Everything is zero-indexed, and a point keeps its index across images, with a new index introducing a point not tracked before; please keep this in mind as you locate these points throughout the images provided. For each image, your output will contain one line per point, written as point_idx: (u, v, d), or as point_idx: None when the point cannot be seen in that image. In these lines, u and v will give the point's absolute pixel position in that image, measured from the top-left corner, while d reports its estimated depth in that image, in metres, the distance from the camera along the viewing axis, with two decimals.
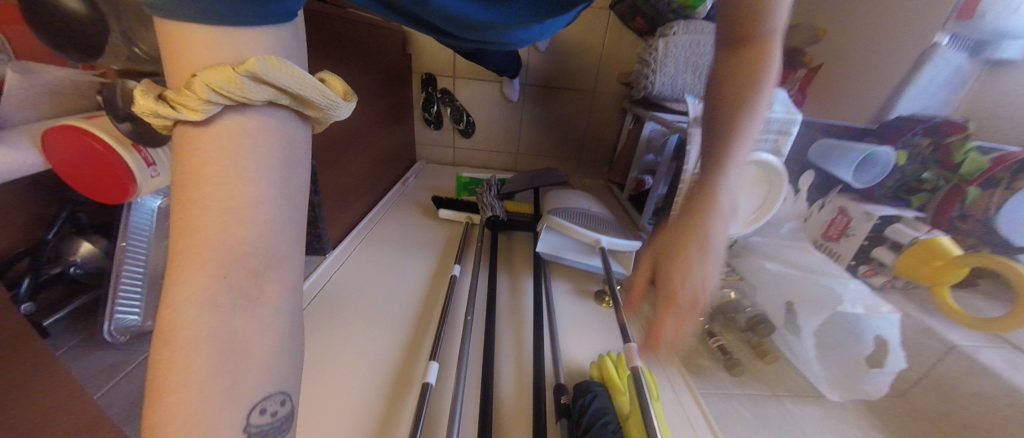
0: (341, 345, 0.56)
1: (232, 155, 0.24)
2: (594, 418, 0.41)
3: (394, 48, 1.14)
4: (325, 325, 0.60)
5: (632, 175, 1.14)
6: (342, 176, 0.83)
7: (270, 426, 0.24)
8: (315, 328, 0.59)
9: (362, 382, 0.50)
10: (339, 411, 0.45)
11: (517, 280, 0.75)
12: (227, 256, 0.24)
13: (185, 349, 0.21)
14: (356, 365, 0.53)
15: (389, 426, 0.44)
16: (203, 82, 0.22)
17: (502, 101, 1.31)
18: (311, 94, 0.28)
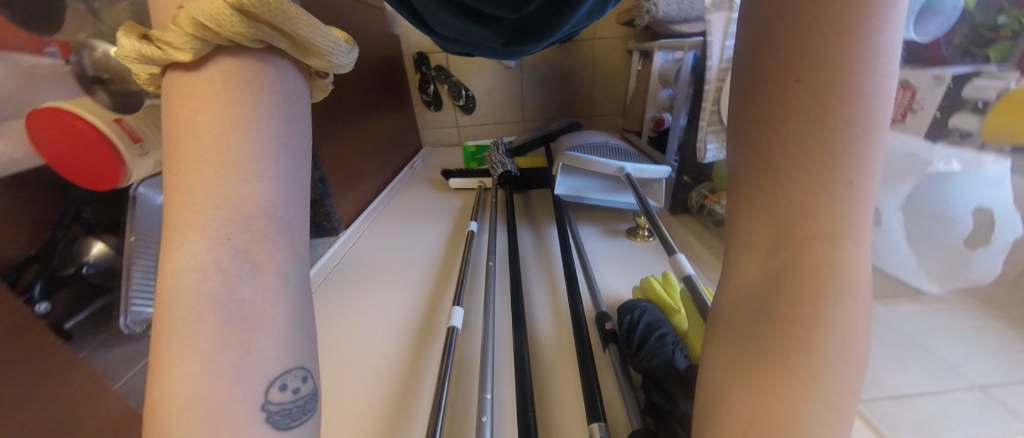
0: (360, 311, 0.53)
1: (221, 95, 0.20)
2: (647, 333, 0.36)
3: (381, 28, 1.10)
4: (343, 295, 0.57)
5: (648, 115, 1.05)
6: (344, 154, 0.79)
7: (294, 406, 0.19)
8: (333, 298, 0.57)
9: (385, 337, 0.47)
10: (363, 367, 0.42)
11: (539, 231, 0.70)
12: (228, 215, 0.19)
13: (179, 323, 0.17)
14: (376, 325, 0.49)
15: (418, 371, 0.41)
16: (192, 16, 0.18)
17: (499, 68, 1.26)
18: (311, 36, 0.23)
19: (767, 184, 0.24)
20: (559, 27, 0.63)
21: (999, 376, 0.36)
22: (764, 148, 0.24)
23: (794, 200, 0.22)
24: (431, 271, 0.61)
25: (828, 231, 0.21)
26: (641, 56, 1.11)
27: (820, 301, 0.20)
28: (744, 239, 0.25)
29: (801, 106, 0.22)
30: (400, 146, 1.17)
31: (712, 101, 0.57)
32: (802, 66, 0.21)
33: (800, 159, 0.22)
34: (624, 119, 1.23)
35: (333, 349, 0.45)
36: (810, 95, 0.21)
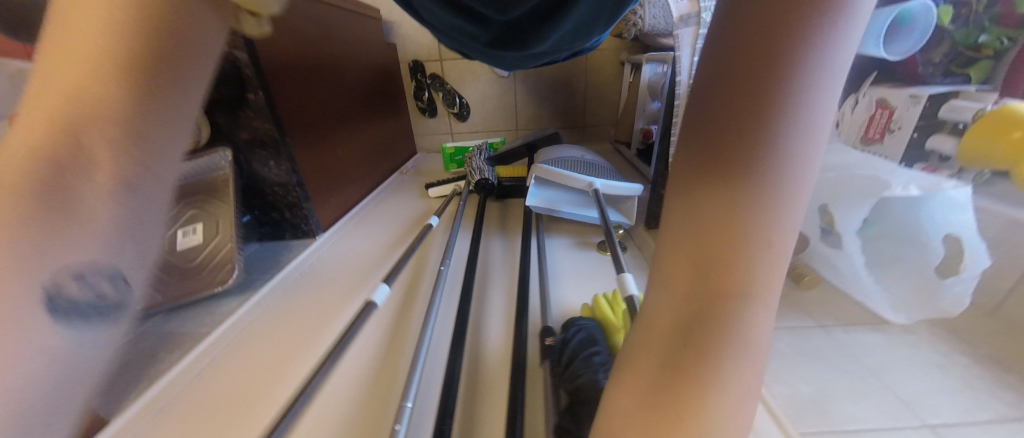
0: (293, 309, 0.57)
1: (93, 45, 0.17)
2: (579, 349, 0.36)
3: (378, 36, 1.12)
4: (284, 297, 0.60)
5: (637, 127, 1.04)
6: (328, 158, 0.81)
7: (87, 303, 0.18)
8: (272, 300, 0.60)
9: (297, 338, 0.50)
10: (262, 367, 0.46)
11: (510, 241, 0.70)
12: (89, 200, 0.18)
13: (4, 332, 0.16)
14: (303, 325, 0.53)
15: (287, 370, 0.45)
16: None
17: (493, 77, 1.28)
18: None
19: (693, 219, 0.22)
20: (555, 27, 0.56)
21: (962, 416, 0.34)
22: (699, 182, 0.22)
23: (715, 239, 0.21)
24: (369, 275, 0.64)
25: (738, 277, 0.21)
26: (632, 69, 1.11)
27: (725, 344, 0.20)
28: (665, 274, 0.24)
29: (740, 142, 0.20)
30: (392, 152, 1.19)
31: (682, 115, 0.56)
32: (744, 100, 0.20)
33: (727, 201, 0.21)
34: (616, 131, 1.23)
35: (252, 348, 0.49)
36: (750, 133, 0.20)
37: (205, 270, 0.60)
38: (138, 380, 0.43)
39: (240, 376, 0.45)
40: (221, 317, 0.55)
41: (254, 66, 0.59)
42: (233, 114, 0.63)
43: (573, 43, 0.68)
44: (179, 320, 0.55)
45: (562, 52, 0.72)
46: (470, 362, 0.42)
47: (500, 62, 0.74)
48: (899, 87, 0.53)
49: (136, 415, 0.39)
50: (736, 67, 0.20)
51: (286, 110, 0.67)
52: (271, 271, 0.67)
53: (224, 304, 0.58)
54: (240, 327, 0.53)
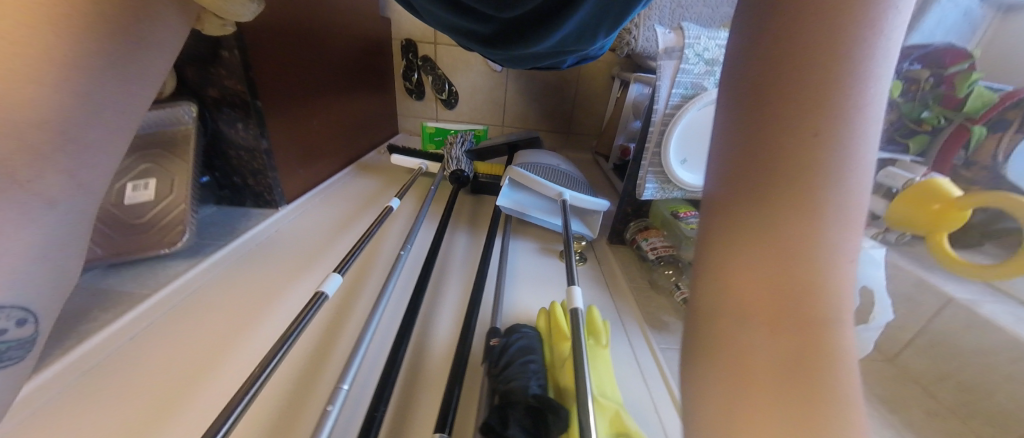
0: (248, 276, 0.56)
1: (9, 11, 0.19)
2: (516, 355, 0.39)
3: (372, 7, 1.08)
4: (239, 265, 0.59)
5: (617, 143, 1.07)
6: (302, 128, 0.78)
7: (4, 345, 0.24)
8: (224, 269, 0.57)
9: (241, 309, 0.49)
10: (194, 337, 0.44)
11: (476, 238, 0.70)
12: None
13: None
14: (250, 297, 0.52)
15: (212, 342, 0.44)
16: None
17: (486, 70, 1.26)
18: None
19: (757, 235, 0.16)
20: (553, 37, 0.49)
21: None
22: (755, 182, 0.17)
23: (795, 258, 0.15)
24: (329, 251, 0.64)
25: (832, 303, 0.15)
26: (621, 85, 1.13)
27: (843, 395, 0.14)
28: (718, 312, 0.17)
29: (814, 117, 0.15)
30: (371, 129, 1.15)
31: (655, 142, 0.58)
32: (809, 59, 0.15)
33: (807, 206, 0.15)
34: (598, 143, 1.26)
35: (194, 314, 0.48)
36: (826, 106, 0.15)
37: (154, 228, 0.57)
38: (65, 335, 0.41)
39: (174, 344, 0.43)
40: (164, 279, 0.52)
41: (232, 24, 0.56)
42: (203, 69, 0.59)
43: (577, 49, 0.59)
44: (118, 277, 0.52)
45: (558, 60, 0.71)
46: (415, 354, 0.42)
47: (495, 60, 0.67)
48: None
49: (61, 373, 0.37)
50: (790, 18, 0.15)
51: (263, 73, 0.64)
52: (226, 238, 0.64)
53: (170, 266, 0.56)
54: (185, 291, 0.51)
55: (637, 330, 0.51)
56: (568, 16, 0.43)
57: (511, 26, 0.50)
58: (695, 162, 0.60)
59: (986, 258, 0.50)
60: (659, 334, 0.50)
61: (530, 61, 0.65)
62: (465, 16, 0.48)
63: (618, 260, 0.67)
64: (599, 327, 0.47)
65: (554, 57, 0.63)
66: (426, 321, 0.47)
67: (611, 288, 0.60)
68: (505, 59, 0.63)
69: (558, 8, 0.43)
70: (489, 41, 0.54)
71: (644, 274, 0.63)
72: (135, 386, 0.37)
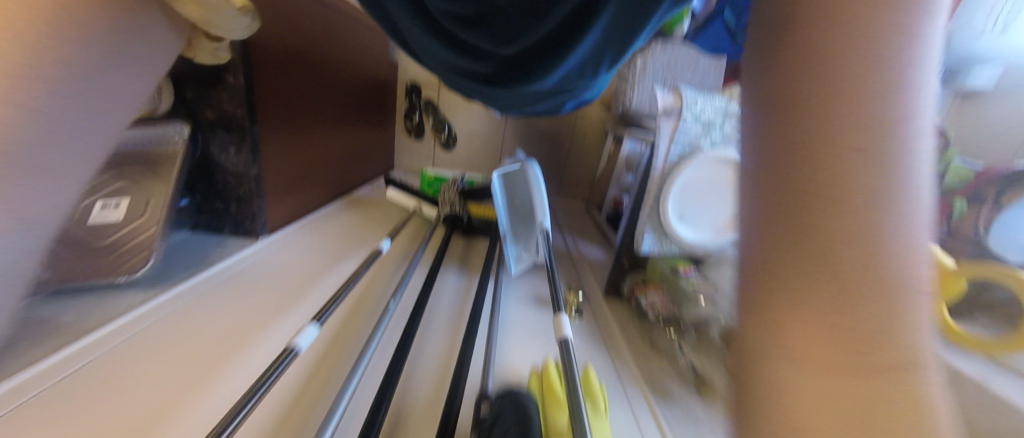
0: (213, 313, 0.50)
1: None
2: (512, 426, 0.33)
3: (380, 52, 1.13)
4: (202, 300, 0.53)
5: (610, 193, 1.09)
6: (297, 158, 0.77)
7: None
8: (186, 302, 0.52)
9: (198, 349, 0.43)
10: (132, 381, 0.37)
11: (466, 283, 0.67)
12: None
13: None
14: (209, 337, 0.46)
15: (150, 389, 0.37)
16: None
17: (485, 116, 1.31)
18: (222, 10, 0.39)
19: (790, 207, 0.15)
20: (547, 79, 0.50)
21: None
22: (797, 201, 0.14)
23: (857, 282, 0.13)
24: (306, 290, 0.59)
25: (902, 308, 0.13)
26: (613, 139, 1.18)
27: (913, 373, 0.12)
28: (765, 301, 0.16)
29: (851, 104, 0.14)
30: (366, 164, 1.15)
31: (654, 196, 0.59)
32: (834, 47, 0.14)
33: (863, 223, 0.13)
34: (590, 192, 1.29)
35: (136, 356, 0.41)
36: (869, 114, 0.13)
37: (114, 254, 0.52)
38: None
39: (104, 389, 0.36)
40: (113, 311, 0.46)
41: (242, 52, 0.56)
42: (204, 91, 0.58)
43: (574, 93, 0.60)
44: (60, 306, 0.46)
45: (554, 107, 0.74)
46: (393, 415, 0.37)
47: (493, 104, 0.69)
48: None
49: None
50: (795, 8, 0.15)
51: (263, 101, 0.63)
52: (191, 269, 0.58)
53: (121, 298, 0.49)
54: (133, 328, 0.45)
55: (640, 397, 0.47)
56: (560, 62, 0.45)
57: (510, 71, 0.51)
58: (692, 217, 0.61)
59: (987, 328, 0.49)
60: (663, 404, 0.46)
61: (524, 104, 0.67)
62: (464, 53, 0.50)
63: (614, 315, 0.64)
64: (601, 393, 0.43)
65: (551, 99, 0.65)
66: (409, 376, 0.42)
67: (607, 346, 0.57)
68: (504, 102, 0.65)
69: (549, 50, 0.44)
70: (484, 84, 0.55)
71: (641, 333, 0.60)
72: (73, 426, 0.32)
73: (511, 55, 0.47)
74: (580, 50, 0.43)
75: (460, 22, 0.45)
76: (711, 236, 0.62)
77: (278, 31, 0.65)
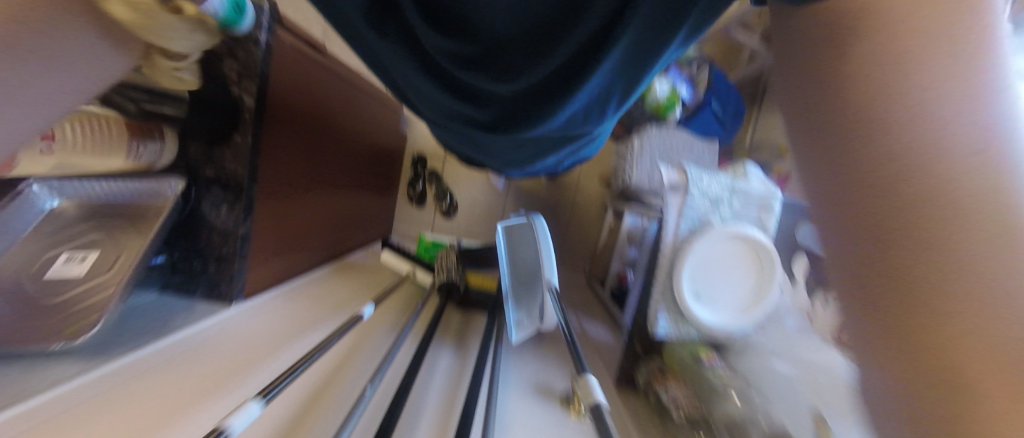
0: (153, 391, 0.41)
1: None
2: None
3: (391, 126, 1.20)
4: (145, 375, 0.44)
5: (612, 267, 1.05)
6: (292, 219, 0.75)
7: None
8: (124, 377, 0.43)
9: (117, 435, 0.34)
10: None
11: (460, 364, 0.59)
12: None
13: None
14: (138, 420, 0.37)
15: None
16: None
17: (487, 187, 1.34)
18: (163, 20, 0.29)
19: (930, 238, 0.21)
20: (547, 124, 0.47)
21: None
22: (940, 237, 0.21)
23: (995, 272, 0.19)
24: (272, 365, 0.51)
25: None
26: (613, 213, 1.19)
27: None
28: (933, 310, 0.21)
29: (949, 164, 0.21)
30: (363, 228, 1.13)
31: (666, 272, 0.56)
32: (906, 134, 0.22)
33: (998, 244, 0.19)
34: (591, 266, 1.25)
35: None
36: (958, 171, 0.21)
37: (61, 314, 0.45)
38: None
39: None
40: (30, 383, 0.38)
41: (257, 115, 0.58)
42: (206, 147, 0.58)
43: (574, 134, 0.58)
44: None
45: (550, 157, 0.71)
46: None
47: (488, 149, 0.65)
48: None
49: None
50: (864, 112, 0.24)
51: (268, 161, 0.63)
52: (144, 337, 0.51)
53: (48, 367, 0.41)
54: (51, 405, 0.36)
55: None
56: (566, 99, 0.42)
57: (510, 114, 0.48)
58: (708, 297, 0.57)
59: None
60: None
61: (518, 156, 0.66)
62: (459, 96, 0.47)
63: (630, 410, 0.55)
64: None
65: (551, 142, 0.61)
66: None
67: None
68: (501, 147, 0.61)
69: (555, 86, 0.42)
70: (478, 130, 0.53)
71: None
72: None
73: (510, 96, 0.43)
74: (589, 86, 0.41)
75: (456, 60, 0.41)
76: (730, 320, 0.57)
77: (294, 99, 0.68)
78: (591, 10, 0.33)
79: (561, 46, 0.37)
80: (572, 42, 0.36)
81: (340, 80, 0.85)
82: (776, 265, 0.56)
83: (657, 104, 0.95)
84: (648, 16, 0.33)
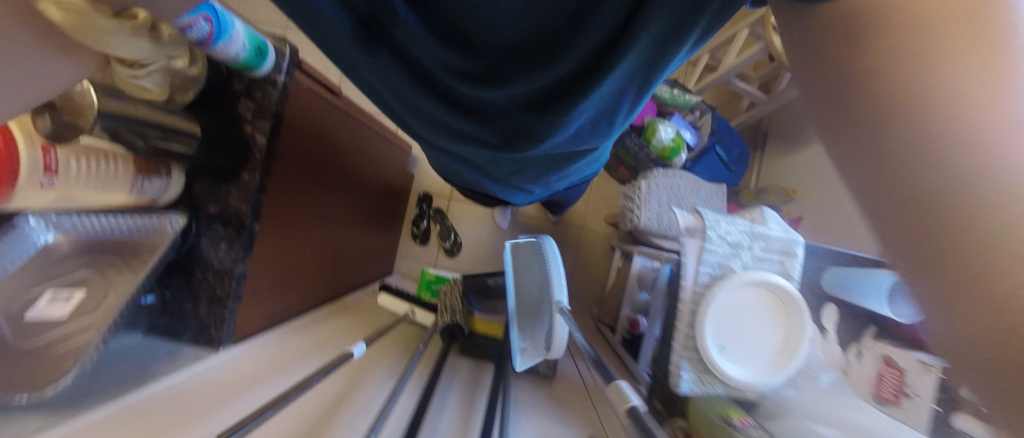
0: None
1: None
2: None
3: (398, 165, 1.22)
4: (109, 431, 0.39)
5: (624, 312, 1.00)
6: (292, 256, 0.72)
7: None
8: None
9: None
10: None
11: (465, 426, 0.53)
12: None
13: None
14: None
15: None
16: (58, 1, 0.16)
17: (492, 226, 1.33)
18: (99, 22, 0.18)
19: None
20: (544, 134, 0.40)
21: None
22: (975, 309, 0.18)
23: None
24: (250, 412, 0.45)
25: None
26: (622, 254, 1.17)
27: None
28: None
29: None
30: (364, 266, 1.10)
31: (687, 323, 0.53)
32: None
33: None
34: (601, 309, 1.19)
35: None
36: None
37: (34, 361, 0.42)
38: None
39: None
40: None
41: (267, 152, 0.58)
42: (211, 184, 0.57)
43: (568, 148, 0.52)
44: None
45: (543, 173, 0.65)
46: None
47: (473, 157, 0.59)
48: (901, 348, 0.54)
49: None
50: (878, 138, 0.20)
51: (273, 198, 0.63)
52: (117, 388, 0.46)
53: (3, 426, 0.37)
54: None
55: None
56: (570, 111, 0.36)
57: (494, 114, 0.42)
58: (736, 350, 0.53)
59: None
60: None
61: (517, 175, 0.64)
62: (451, 102, 0.41)
63: None
64: None
65: (543, 156, 0.55)
66: None
67: None
68: (487, 156, 0.54)
69: (558, 95, 0.36)
70: (472, 143, 0.48)
71: None
72: None
73: (493, 99, 0.36)
74: (595, 95, 0.35)
75: (442, 65, 0.33)
76: (761, 375, 0.52)
77: (304, 137, 0.69)
78: (597, 15, 0.26)
79: (561, 60, 0.30)
80: (576, 51, 0.29)
81: (351, 120, 0.87)
82: (805, 316, 0.52)
83: (662, 147, 0.97)
84: (668, 21, 0.26)
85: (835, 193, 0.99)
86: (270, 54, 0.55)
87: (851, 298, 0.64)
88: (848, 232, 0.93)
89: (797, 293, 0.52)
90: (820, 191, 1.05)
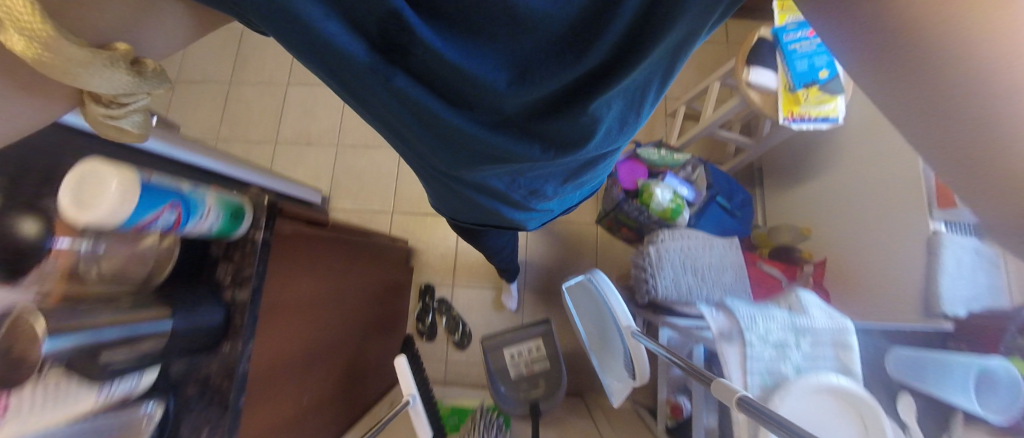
0: None
1: None
2: None
3: (395, 261, 1.18)
4: None
5: (661, 394, 0.90)
6: (288, 408, 0.65)
7: None
8: None
9: None
10: None
11: None
12: None
13: None
14: None
15: None
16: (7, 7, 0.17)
17: (501, 308, 1.27)
18: (69, 51, 0.19)
19: None
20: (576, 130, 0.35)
21: None
22: None
23: None
24: None
25: None
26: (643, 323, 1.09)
27: None
28: None
29: None
30: (367, 380, 1.00)
31: None
32: None
33: None
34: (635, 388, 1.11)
35: None
36: None
37: None
38: None
39: None
40: None
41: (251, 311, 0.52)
42: (189, 358, 0.48)
43: (592, 152, 0.46)
44: None
45: (561, 182, 0.59)
46: None
47: (489, 181, 0.51)
48: None
49: None
50: None
51: (261, 354, 0.57)
52: None
53: None
54: None
55: None
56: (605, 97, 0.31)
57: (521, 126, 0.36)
58: None
59: None
60: None
61: (534, 189, 0.57)
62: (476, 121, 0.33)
63: None
64: None
65: (567, 164, 0.49)
66: None
67: None
68: (506, 172, 0.47)
69: (590, 86, 0.31)
70: (494, 164, 0.42)
71: None
72: None
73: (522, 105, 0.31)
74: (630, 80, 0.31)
75: (460, 77, 0.27)
76: None
77: (295, 277, 0.66)
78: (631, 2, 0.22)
79: (599, 51, 0.26)
80: (614, 34, 0.25)
81: (341, 238, 0.85)
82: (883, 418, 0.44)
83: (662, 209, 0.95)
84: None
85: (850, 231, 0.98)
86: (247, 215, 0.53)
87: (923, 385, 0.61)
88: (877, 272, 0.89)
89: (866, 391, 0.45)
90: (832, 231, 1.03)
